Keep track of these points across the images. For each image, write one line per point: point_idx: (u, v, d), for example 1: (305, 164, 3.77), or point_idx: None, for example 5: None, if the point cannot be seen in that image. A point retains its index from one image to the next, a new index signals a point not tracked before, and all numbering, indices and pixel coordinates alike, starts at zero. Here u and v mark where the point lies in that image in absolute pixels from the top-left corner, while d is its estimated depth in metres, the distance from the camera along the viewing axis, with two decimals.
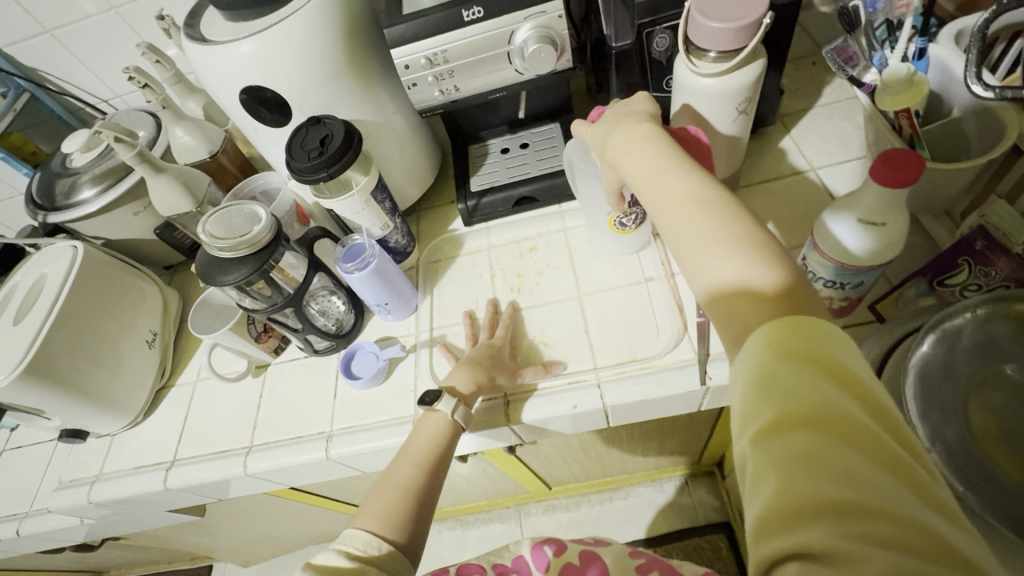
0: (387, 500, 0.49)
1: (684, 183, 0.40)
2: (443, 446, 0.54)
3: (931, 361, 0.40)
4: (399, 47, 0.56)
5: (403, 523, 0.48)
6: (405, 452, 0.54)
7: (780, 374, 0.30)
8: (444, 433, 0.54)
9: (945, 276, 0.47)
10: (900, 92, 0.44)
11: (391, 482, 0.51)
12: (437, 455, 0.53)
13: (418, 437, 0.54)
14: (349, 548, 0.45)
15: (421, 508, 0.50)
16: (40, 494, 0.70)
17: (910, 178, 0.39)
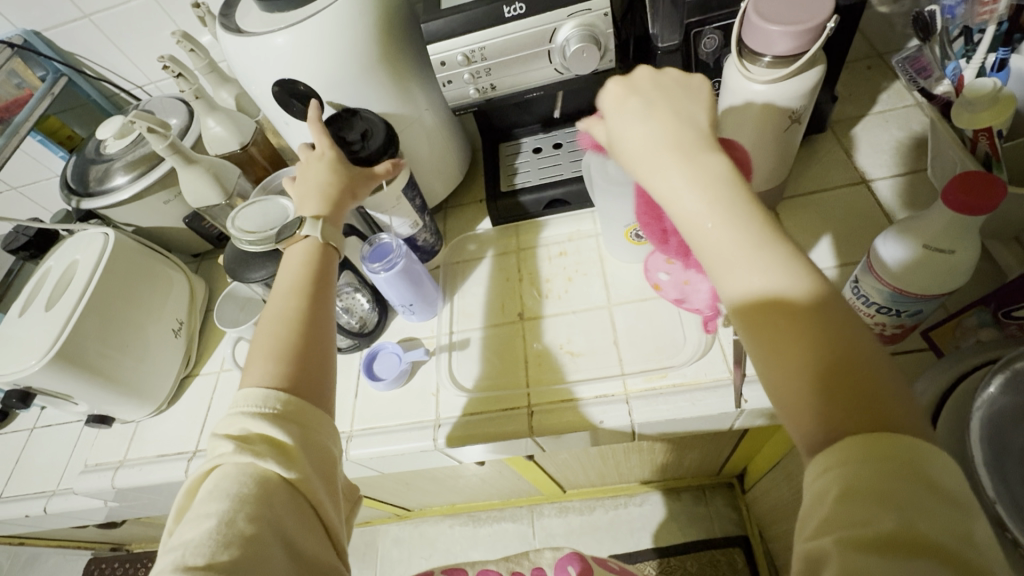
0: (268, 333, 0.45)
1: (675, 180, 0.36)
2: (318, 269, 0.50)
3: (1001, 405, 0.36)
4: (436, 43, 0.54)
5: (297, 370, 0.44)
6: (268, 309, 0.47)
7: (879, 484, 0.26)
8: (314, 251, 0.50)
9: (1011, 307, 0.44)
10: (980, 110, 0.41)
11: (274, 314, 0.46)
12: (316, 272, 0.49)
13: (277, 320, 0.46)
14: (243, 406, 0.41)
15: (307, 337, 0.45)
16: (67, 476, 0.71)
17: (989, 205, 0.36)
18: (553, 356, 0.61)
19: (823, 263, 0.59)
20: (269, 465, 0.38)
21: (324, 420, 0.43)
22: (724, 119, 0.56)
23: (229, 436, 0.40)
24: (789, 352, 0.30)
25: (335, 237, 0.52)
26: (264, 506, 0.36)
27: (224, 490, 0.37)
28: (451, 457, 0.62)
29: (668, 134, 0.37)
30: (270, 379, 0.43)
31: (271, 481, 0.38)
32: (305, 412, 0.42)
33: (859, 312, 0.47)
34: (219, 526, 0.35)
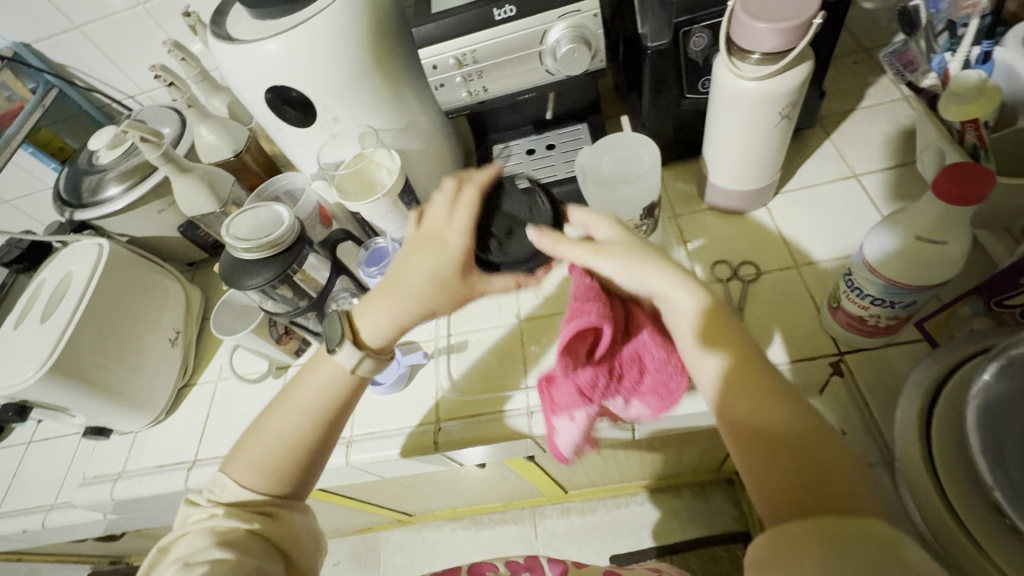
0: (269, 450, 0.47)
1: (687, 302, 0.41)
2: (347, 395, 0.49)
3: (997, 392, 0.36)
4: (427, 47, 0.54)
5: (293, 482, 0.47)
6: (292, 400, 0.48)
7: (833, 525, 0.32)
8: (347, 387, 0.48)
9: (1003, 296, 0.44)
10: (968, 101, 0.42)
11: (275, 428, 0.48)
12: (339, 404, 0.49)
13: (287, 428, 0.48)
14: (215, 498, 0.46)
15: (308, 463, 0.48)
16: (65, 489, 0.71)
17: (980, 195, 0.36)
18: (551, 356, 0.61)
19: (817, 257, 0.59)
20: (249, 525, 0.44)
21: (297, 519, 0.47)
22: (716, 116, 0.56)
23: (209, 531, 0.43)
24: (759, 429, 0.37)
25: (373, 333, 0.48)
26: (242, 556, 0.41)
27: (197, 545, 0.42)
28: (452, 459, 0.62)
29: (638, 252, 0.43)
30: (258, 489, 0.46)
31: None
32: (286, 527, 0.46)
33: (854, 304, 0.48)
34: (212, 570, 0.40)
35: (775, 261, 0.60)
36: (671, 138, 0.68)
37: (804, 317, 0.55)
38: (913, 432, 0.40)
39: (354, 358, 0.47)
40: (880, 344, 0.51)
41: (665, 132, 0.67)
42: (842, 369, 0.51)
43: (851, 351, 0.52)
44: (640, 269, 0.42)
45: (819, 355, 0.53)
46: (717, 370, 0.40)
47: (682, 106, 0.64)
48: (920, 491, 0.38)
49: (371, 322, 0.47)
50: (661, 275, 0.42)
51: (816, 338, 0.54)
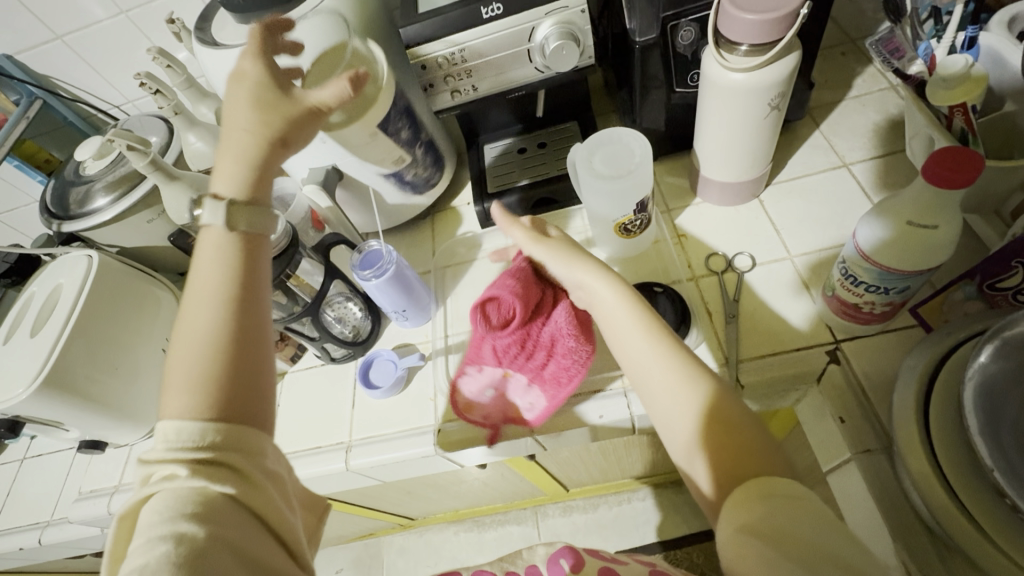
0: (184, 354, 0.38)
1: (691, 398, 0.41)
2: (239, 264, 0.41)
3: (992, 373, 0.37)
4: (415, 47, 0.54)
5: (221, 389, 0.37)
6: (191, 294, 0.40)
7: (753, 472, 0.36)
8: (235, 245, 0.41)
9: (996, 279, 0.44)
10: (955, 86, 0.42)
11: (184, 328, 0.39)
12: (242, 277, 0.41)
13: (198, 333, 0.39)
14: (174, 441, 0.35)
15: (238, 344, 0.39)
16: (61, 505, 0.70)
17: (969, 178, 0.36)
18: None
19: (811, 247, 0.59)
20: (222, 487, 0.34)
21: (263, 439, 0.38)
22: (705, 108, 0.56)
23: (167, 460, 0.35)
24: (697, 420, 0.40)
25: (246, 220, 0.41)
26: (213, 528, 0.32)
27: (157, 512, 0.32)
28: (453, 461, 0.62)
29: (570, 250, 0.51)
30: (190, 406, 0.36)
31: (214, 498, 0.33)
32: (241, 434, 0.37)
33: (848, 292, 0.48)
34: (174, 549, 0.30)
35: (769, 252, 0.60)
36: (662, 132, 0.68)
37: (799, 307, 0.55)
38: (910, 419, 0.40)
39: (219, 217, 0.41)
40: (876, 331, 0.51)
41: (655, 127, 0.67)
42: (838, 358, 0.52)
43: (847, 339, 0.52)
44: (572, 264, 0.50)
45: (815, 343, 0.53)
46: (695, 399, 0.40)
47: (672, 100, 0.64)
48: (921, 476, 0.38)
49: (221, 176, 0.43)
50: (585, 269, 0.49)
51: (811, 327, 0.54)
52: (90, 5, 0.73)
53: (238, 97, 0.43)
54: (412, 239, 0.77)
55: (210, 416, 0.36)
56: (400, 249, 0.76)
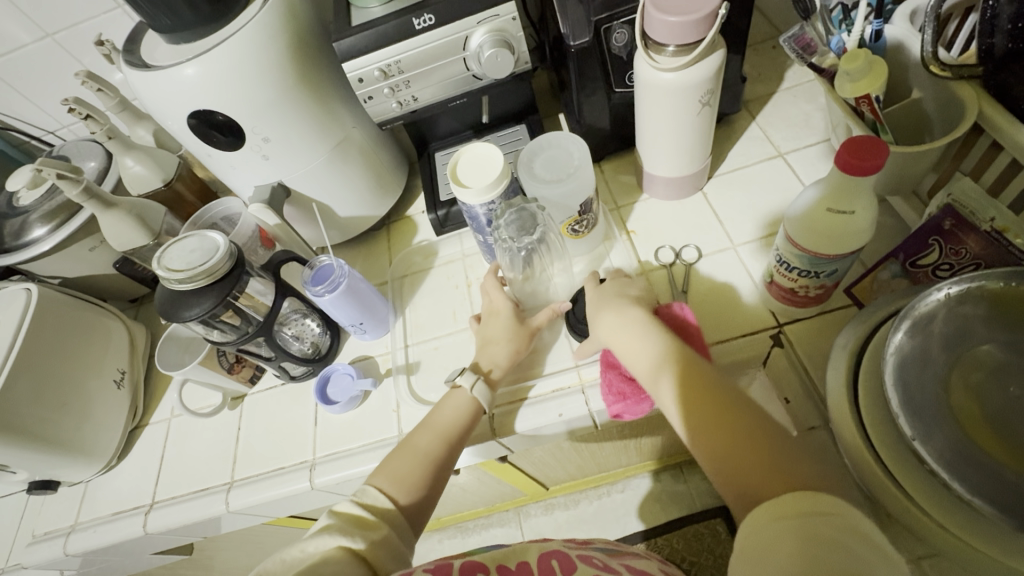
0: (403, 463, 0.49)
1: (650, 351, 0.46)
2: (465, 424, 0.53)
3: (908, 349, 0.39)
4: (350, 60, 0.53)
5: (417, 492, 0.47)
6: (427, 422, 0.52)
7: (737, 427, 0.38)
8: (471, 414, 0.53)
9: (917, 258, 0.47)
10: (859, 79, 0.44)
11: (412, 448, 0.50)
12: (464, 428, 0.52)
13: (417, 457, 0.50)
14: (361, 501, 0.45)
15: (438, 473, 0.49)
16: (16, 549, 0.67)
17: (876, 165, 0.38)
18: None
19: (752, 236, 0.62)
20: (354, 541, 0.41)
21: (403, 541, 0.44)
22: (642, 107, 0.58)
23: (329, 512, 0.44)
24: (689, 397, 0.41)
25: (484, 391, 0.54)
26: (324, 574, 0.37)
27: (303, 550, 0.40)
28: None
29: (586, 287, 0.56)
30: (389, 495, 0.46)
31: (340, 555, 0.39)
32: (398, 521, 0.45)
33: (785, 278, 0.50)
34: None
35: (713, 242, 0.62)
36: (607, 132, 0.70)
37: (743, 294, 0.58)
38: (842, 399, 0.42)
39: (482, 394, 0.54)
40: (815, 312, 0.53)
41: (599, 126, 0.69)
42: (781, 341, 0.54)
43: (789, 323, 0.54)
44: (629, 282, 0.43)
45: (759, 328, 0.55)
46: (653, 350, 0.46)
47: (612, 100, 0.65)
48: (852, 446, 0.40)
49: (486, 352, 0.57)
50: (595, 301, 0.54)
51: (755, 314, 0.56)
52: (13, 29, 0.70)
53: (494, 331, 0.58)
54: (367, 251, 0.77)
55: (395, 502, 0.46)
56: (356, 261, 0.76)
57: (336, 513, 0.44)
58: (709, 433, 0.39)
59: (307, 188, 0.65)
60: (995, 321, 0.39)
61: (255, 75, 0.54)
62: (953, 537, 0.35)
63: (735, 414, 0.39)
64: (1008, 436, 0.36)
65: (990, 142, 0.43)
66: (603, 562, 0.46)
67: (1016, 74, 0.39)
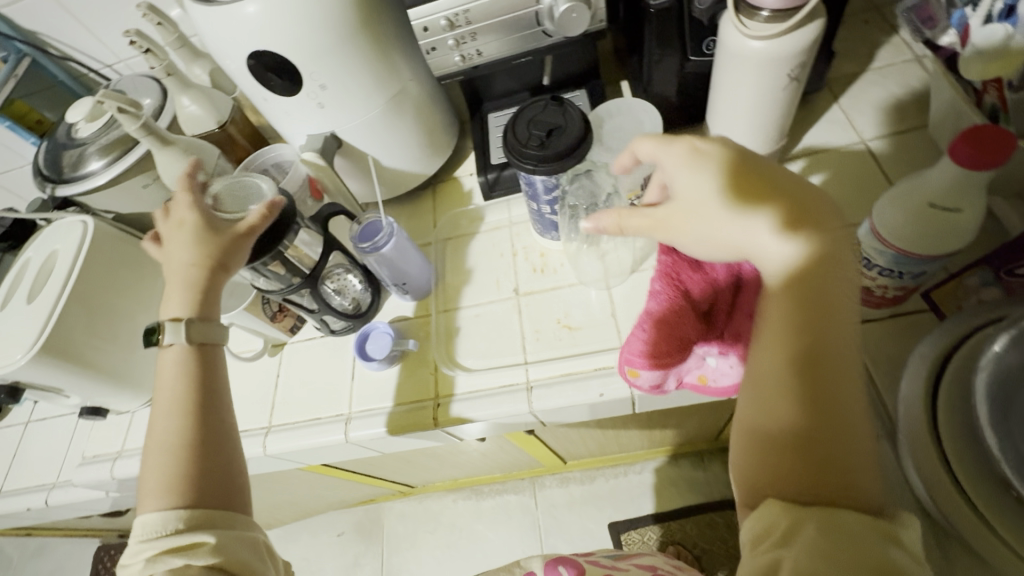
0: (154, 462, 0.44)
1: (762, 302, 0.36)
2: (195, 376, 0.48)
3: (1007, 363, 0.35)
4: (417, 7, 0.50)
5: (193, 477, 0.43)
6: (158, 409, 0.46)
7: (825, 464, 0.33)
8: (189, 360, 0.48)
9: (1015, 266, 0.43)
10: (992, 60, 0.40)
11: (155, 439, 0.45)
12: (191, 401, 0.47)
13: (160, 441, 0.45)
14: (148, 535, 0.41)
15: (202, 455, 0.45)
16: (66, 468, 0.70)
17: (994, 160, 0.35)
18: (549, 330, 0.60)
19: None
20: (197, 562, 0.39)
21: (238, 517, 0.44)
22: (722, 79, 0.54)
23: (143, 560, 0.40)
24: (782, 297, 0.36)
25: (201, 335, 0.48)
26: None
27: None
28: (452, 435, 0.62)
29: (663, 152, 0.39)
30: (167, 501, 0.42)
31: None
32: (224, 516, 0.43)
33: (860, 276, 0.47)
34: None
35: None
36: (675, 103, 0.66)
37: None
38: (918, 409, 0.39)
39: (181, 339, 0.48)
40: (887, 314, 0.50)
41: (668, 97, 0.65)
42: None
43: (856, 323, 0.51)
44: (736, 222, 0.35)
45: None
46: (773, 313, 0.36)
47: (686, 69, 0.61)
48: (924, 460, 0.37)
49: (172, 296, 0.49)
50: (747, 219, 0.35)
51: None
52: None
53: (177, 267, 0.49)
54: (412, 210, 0.75)
55: (184, 503, 0.42)
56: (400, 220, 0.74)
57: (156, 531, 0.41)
58: (760, 402, 0.36)
59: (359, 141, 0.64)
60: None
61: (320, 16, 0.51)
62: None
63: (834, 406, 0.33)
64: None
65: None
66: (610, 564, 0.48)
67: None
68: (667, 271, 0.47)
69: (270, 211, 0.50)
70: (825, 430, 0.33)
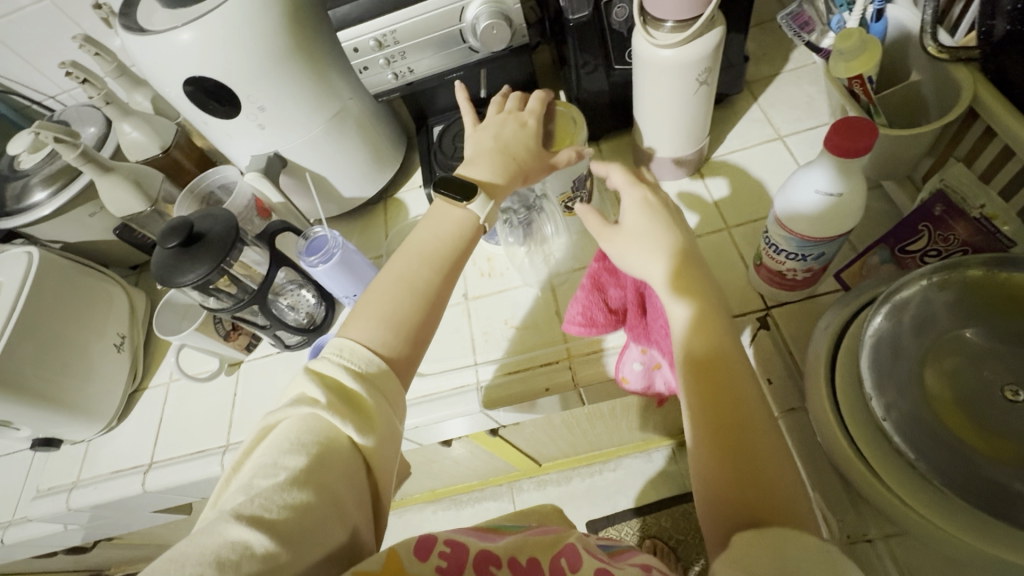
0: (388, 303, 0.45)
1: (680, 311, 0.44)
2: (462, 249, 0.49)
3: (885, 334, 0.39)
4: (345, 29, 0.53)
5: (408, 346, 0.45)
6: (411, 250, 0.48)
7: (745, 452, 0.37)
8: (468, 230, 0.49)
9: (906, 243, 0.47)
10: (853, 58, 0.44)
11: (398, 276, 0.47)
12: (455, 253, 0.48)
13: (403, 280, 0.47)
14: (349, 363, 0.42)
15: (433, 308, 0.47)
16: (21, 504, 0.69)
17: (861, 147, 0.39)
18: (498, 330, 0.63)
19: (745, 218, 0.62)
20: (346, 429, 0.38)
21: (398, 393, 0.43)
22: (640, 86, 0.57)
23: (308, 383, 0.41)
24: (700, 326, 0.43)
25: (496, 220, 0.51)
26: (326, 474, 0.36)
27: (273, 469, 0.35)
28: (411, 439, 0.64)
29: (640, 204, 0.49)
30: (375, 343, 0.44)
31: (340, 444, 0.38)
32: (388, 380, 0.42)
33: (773, 261, 0.50)
34: (292, 479, 0.35)
35: (707, 224, 0.62)
36: (606, 110, 0.69)
37: (734, 276, 0.58)
38: (821, 381, 0.42)
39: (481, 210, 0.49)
40: (803, 296, 0.54)
41: (598, 105, 0.68)
42: (768, 323, 0.54)
43: (776, 306, 0.55)
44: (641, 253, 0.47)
45: (747, 311, 0.55)
46: (685, 319, 0.43)
47: (611, 77, 0.64)
48: (827, 427, 0.40)
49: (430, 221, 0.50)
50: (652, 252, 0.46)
51: (744, 297, 0.56)
52: None
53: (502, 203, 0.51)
54: (364, 224, 0.77)
55: (386, 352, 0.44)
56: (352, 234, 0.76)
57: (323, 382, 0.40)
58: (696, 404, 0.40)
59: (304, 159, 0.65)
60: (964, 307, 0.40)
61: (252, 41, 0.53)
62: (919, 515, 0.36)
63: (735, 408, 0.39)
64: (980, 420, 0.37)
65: (985, 127, 0.43)
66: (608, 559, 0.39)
67: (1012, 59, 0.39)
68: (595, 277, 0.54)
69: (579, 156, 0.55)
70: (754, 479, 0.36)
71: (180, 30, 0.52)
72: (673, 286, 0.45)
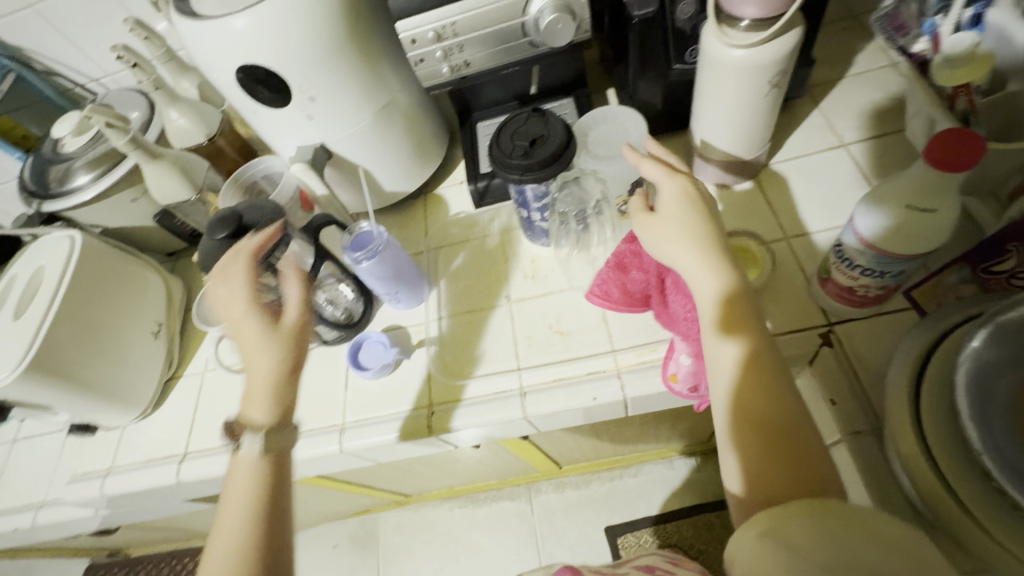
0: (228, 523, 0.43)
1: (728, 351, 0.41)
2: (283, 378, 0.47)
3: (984, 359, 0.37)
4: (404, 20, 0.51)
5: (259, 531, 0.43)
6: (252, 374, 0.47)
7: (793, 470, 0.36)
8: (279, 369, 0.47)
9: (991, 263, 0.45)
10: (958, 67, 0.42)
11: (239, 475, 0.45)
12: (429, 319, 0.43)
13: (239, 498, 0.44)
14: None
15: (269, 507, 0.44)
16: (55, 486, 0.69)
17: (964, 163, 0.36)
18: (541, 335, 0.61)
19: (806, 228, 0.59)
20: None
21: None
22: (705, 87, 0.55)
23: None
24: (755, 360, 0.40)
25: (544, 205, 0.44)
26: None
27: None
28: (448, 442, 0.62)
29: (693, 224, 0.45)
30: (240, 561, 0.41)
31: None
32: None
33: (844, 276, 0.48)
34: None
35: (765, 233, 0.60)
36: (662, 111, 0.67)
37: (795, 289, 0.55)
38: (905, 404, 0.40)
39: (256, 447, 0.45)
40: (869, 314, 0.51)
41: (654, 105, 0.66)
42: (832, 341, 0.52)
43: (841, 322, 0.52)
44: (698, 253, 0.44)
45: (809, 326, 0.53)
46: (733, 360, 0.41)
47: (670, 77, 0.62)
48: (910, 455, 0.38)
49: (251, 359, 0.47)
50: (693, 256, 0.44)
51: (805, 312, 0.54)
52: None
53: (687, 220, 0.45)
54: (403, 219, 0.76)
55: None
56: (391, 230, 0.75)
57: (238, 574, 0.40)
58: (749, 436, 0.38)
59: (349, 152, 0.64)
60: None
61: (310, 29, 0.52)
62: (1014, 556, 0.33)
63: (787, 435, 0.37)
64: None
65: None
66: None
67: None
68: (620, 257, 0.56)
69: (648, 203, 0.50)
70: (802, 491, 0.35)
71: (236, 16, 0.51)
72: (720, 327, 0.42)
